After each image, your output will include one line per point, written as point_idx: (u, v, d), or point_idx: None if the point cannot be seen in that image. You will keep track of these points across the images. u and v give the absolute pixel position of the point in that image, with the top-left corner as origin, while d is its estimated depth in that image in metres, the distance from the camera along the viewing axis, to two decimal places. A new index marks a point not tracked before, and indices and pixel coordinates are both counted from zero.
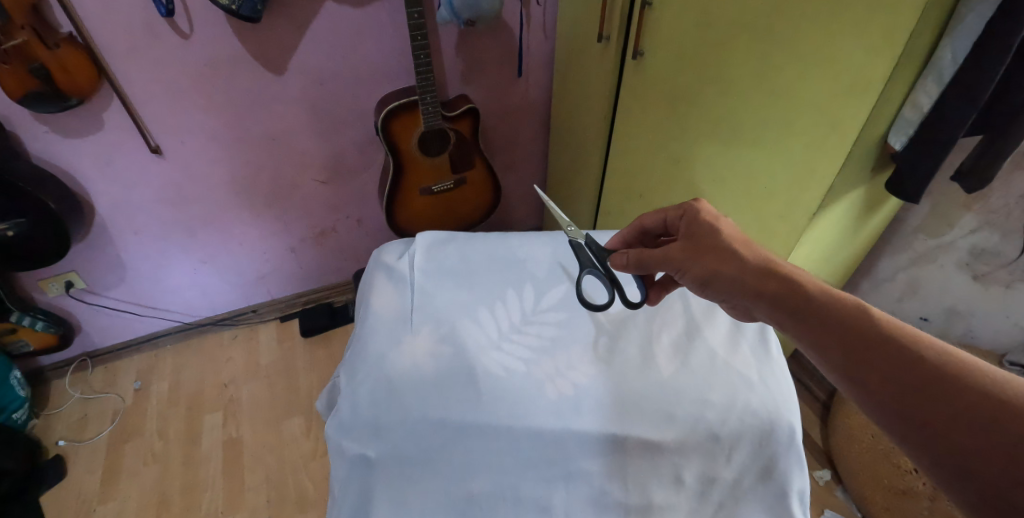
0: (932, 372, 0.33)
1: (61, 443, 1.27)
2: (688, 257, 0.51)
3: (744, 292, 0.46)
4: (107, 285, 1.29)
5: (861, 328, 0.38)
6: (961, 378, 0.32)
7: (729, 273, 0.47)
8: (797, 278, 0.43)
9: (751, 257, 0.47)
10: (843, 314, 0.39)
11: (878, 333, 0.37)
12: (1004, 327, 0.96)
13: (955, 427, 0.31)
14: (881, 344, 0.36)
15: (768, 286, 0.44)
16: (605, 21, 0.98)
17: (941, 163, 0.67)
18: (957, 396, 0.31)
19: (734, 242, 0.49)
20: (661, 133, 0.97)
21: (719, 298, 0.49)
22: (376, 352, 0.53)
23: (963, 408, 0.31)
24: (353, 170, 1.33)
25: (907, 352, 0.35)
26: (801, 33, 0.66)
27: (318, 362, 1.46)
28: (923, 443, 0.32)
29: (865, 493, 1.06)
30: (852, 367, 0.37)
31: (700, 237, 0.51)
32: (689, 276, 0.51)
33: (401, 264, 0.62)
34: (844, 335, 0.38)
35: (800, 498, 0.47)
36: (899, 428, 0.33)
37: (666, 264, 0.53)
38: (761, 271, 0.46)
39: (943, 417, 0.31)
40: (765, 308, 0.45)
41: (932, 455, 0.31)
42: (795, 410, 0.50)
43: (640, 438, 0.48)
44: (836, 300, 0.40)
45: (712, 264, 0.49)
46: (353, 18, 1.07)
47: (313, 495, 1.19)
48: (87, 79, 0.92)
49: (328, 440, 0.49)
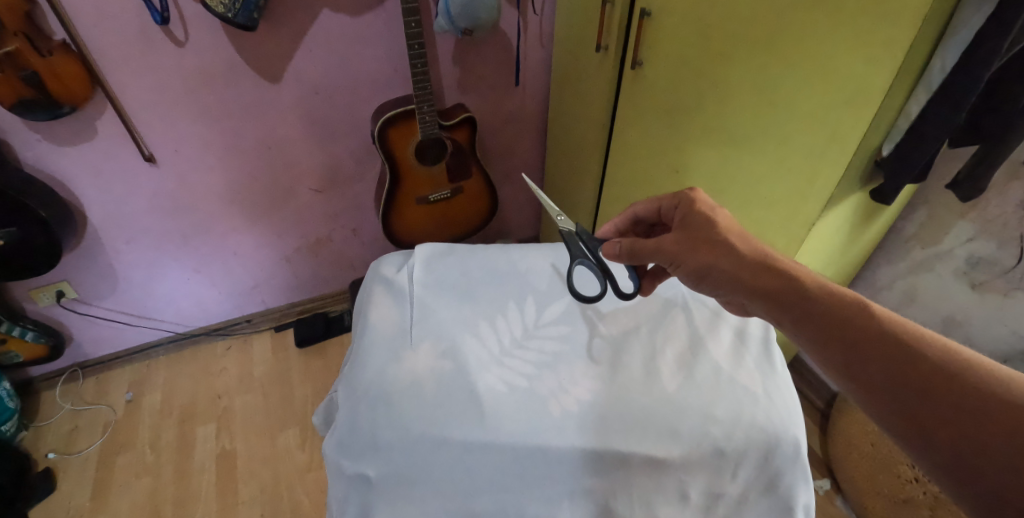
0: (938, 371, 0.32)
1: (51, 455, 1.25)
2: (682, 249, 0.51)
3: (739, 288, 0.46)
4: (98, 294, 1.27)
5: (861, 325, 0.37)
6: (966, 378, 0.31)
7: (726, 270, 0.47)
8: (795, 273, 0.43)
9: (747, 252, 0.47)
10: (844, 311, 0.38)
11: (880, 331, 0.36)
12: (1004, 336, 0.93)
13: (960, 429, 0.30)
14: (884, 344, 0.35)
15: (765, 282, 0.44)
16: (603, 30, 0.98)
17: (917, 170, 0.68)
18: (961, 395, 0.31)
19: (731, 235, 0.49)
20: (659, 142, 0.96)
21: (714, 293, 0.49)
22: (375, 368, 0.53)
23: (969, 408, 0.30)
24: (349, 180, 1.32)
25: (910, 351, 0.34)
26: (800, 45, 0.66)
27: (314, 372, 1.44)
28: (928, 448, 0.31)
29: (865, 503, 1.06)
30: (853, 367, 0.36)
31: (695, 229, 0.51)
32: (683, 269, 0.51)
33: (400, 276, 0.62)
34: (842, 335, 0.37)
35: (806, 512, 0.47)
36: (905, 434, 0.32)
37: (660, 256, 0.52)
38: (758, 268, 0.45)
39: (951, 419, 0.30)
40: (762, 306, 0.44)
41: (935, 458, 0.31)
42: (801, 427, 0.49)
43: (644, 455, 0.47)
44: (836, 297, 0.40)
45: (707, 258, 0.48)
46: (349, 27, 1.06)
47: (307, 508, 1.17)
48: (79, 87, 0.90)
49: (326, 458, 0.49)
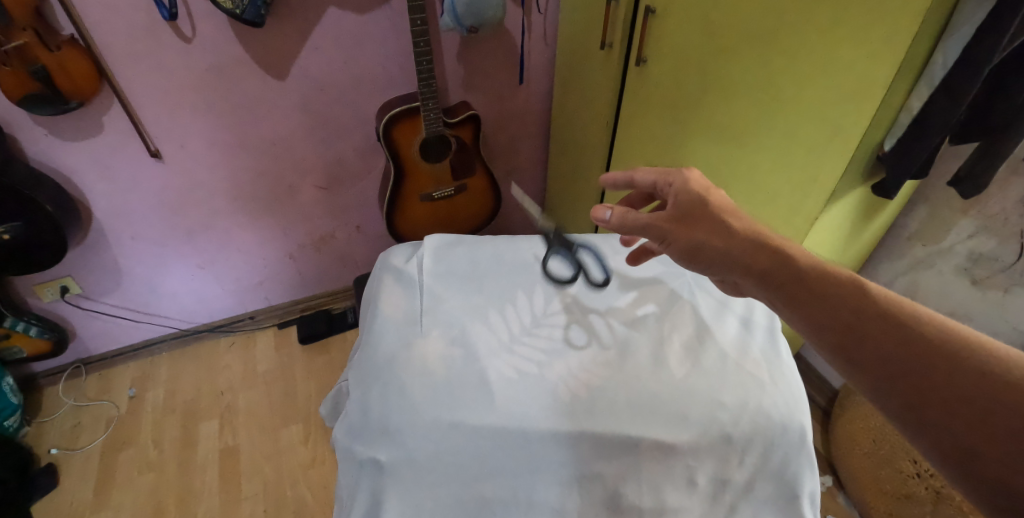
0: (935, 348, 0.32)
1: (53, 451, 1.24)
2: (674, 226, 0.51)
3: (734, 269, 0.45)
4: (103, 290, 1.27)
5: (860, 306, 0.36)
6: (967, 357, 0.31)
7: (719, 247, 0.47)
8: (790, 253, 0.42)
9: (744, 232, 0.46)
10: (841, 293, 0.38)
11: (878, 312, 0.36)
12: (1005, 332, 0.94)
13: (960, 408, 0.30)
14: (880, 323, 0.35)
15: (761, 262, 0.43)
16: (607, 28, 0.99)
17: (918, 163, 0.68)
18: (961, 374, 0.30)
19: (727, 214, 0.48)
20: (663, 138, 0.97)
21: (707, 271, 0.49)
22: (386, 355, 0.53)
23: (967, 390, 0.30)
24: (353, 176, 1.33)
25: (911, 330, 0.34)
26: (800, 46, 0.68)
27: (317, 369, 1.45)
28: (925, 427, 0.31)
29: (867, 498, 1.07)
30: (848, 349, 0.36)
31: (689, 208, 0.51)
32: (675, 246, 0.51)
33: (410, 266, 0.63)
34: (839, 313, 0.37)
35: (812, 500, 0.48)
36: (902, 413, 0.32)
37: (652, 233, 0.53)
38: (756, 248, 0.44)
39: (948, 398, 0.30)
40: (757, 287, 0.43)
41: (936, 440, 0.30)
42: (807, 412, 0.50)
43: (653, 439, 0.47)
44: (832, 278, 0.39)
45: (701, 235, 0.48)
46: (355, 24, 1.07)
47: (310, 504, 1.17)
48: (86, 81, 0.91)
49: (337, 444, 0.49)
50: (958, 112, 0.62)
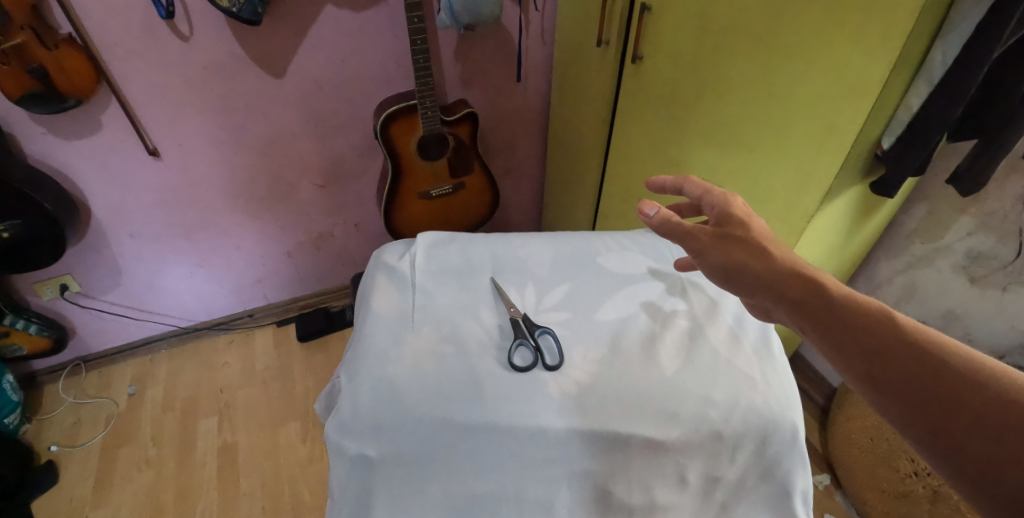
0: (953, 376, 0.32)
1: (53, 448, 1.25)
2: (712, 243, 0.49)
3: (765, 291, 0.44)
4: (102, 288, 1.28)
5: (885, 333, 0.36)
6: (986, 385, 0.30)
7: (752, 269, 0.46)
8: (820, 281, 0.42)
9: (778, 258, 0.45)
10: (865, 319, 0.37)
11: (902, 341, 0.35)
12: (1003, 330, 0.93)
13: (980, 435, 0.29)
14: (904, 350, 0.34)
15: (792, 287, 0.42)
16: (604, 26, 0.99)
17: (919, 161, 0.67)
18: (981, 400, 0.30)
19: (763, 239, 0.47)
20: (660, 136, 0.97)
21: (739, 293, 0.48)
22: (378, 352, 0.53)
23: (986, 417, 0.29)
24: (351, 175, 1.33)
25: (933, 357, 0.33)
26: (796, 42, 0.67)
27: (316, 366, 1.45)
28: (945, 452, 0.30)
29: (865, 497, 1.06)
30: (873, 375, 0.35)
31: (731, 228, 0.49)
32: (709, 264, 0.50)
33: (403, 263, 0.63)
34: (864, 340, 0.36)
35: (803, 497, 0.48)
36: (920, 436, 0.32)
37: (688, 245, 0.51)
38: (788, 274, 0.44)
39: (966, 423, 0.30)
40: (786, 312, 0.43)
41: (955, 464, 0.30)
42: (798, 409, 0.50)
43: (643, 437, 0.47)
44: (858, 305, 0.39)
45: (736, 256, 0.47)
46: (352, 22, 1.07)
47: (308, 501, 1.18)
48: (85, 80, 0.91)
49: (327, 439, 0.49)
50: (958, 109, 0.62)
